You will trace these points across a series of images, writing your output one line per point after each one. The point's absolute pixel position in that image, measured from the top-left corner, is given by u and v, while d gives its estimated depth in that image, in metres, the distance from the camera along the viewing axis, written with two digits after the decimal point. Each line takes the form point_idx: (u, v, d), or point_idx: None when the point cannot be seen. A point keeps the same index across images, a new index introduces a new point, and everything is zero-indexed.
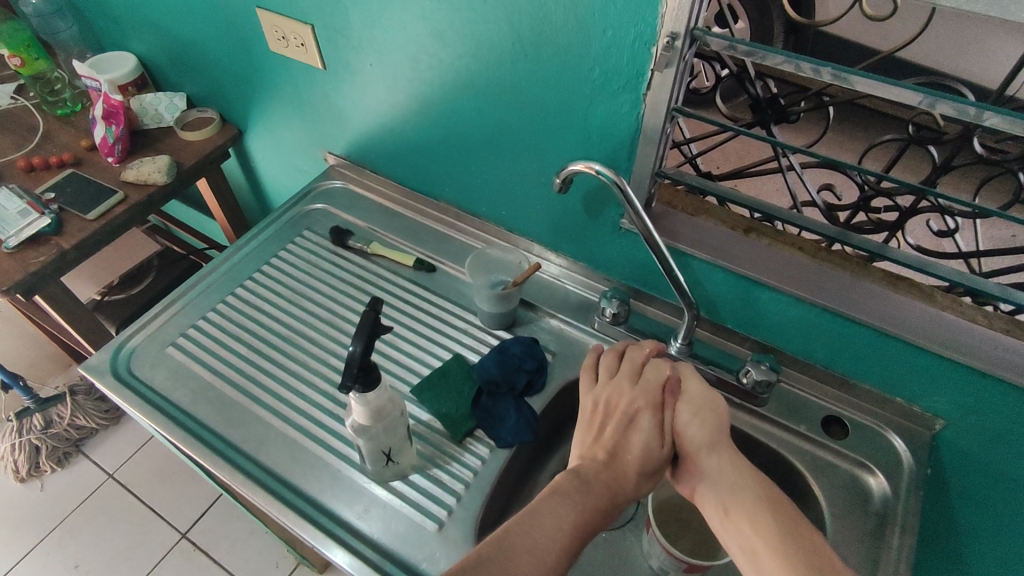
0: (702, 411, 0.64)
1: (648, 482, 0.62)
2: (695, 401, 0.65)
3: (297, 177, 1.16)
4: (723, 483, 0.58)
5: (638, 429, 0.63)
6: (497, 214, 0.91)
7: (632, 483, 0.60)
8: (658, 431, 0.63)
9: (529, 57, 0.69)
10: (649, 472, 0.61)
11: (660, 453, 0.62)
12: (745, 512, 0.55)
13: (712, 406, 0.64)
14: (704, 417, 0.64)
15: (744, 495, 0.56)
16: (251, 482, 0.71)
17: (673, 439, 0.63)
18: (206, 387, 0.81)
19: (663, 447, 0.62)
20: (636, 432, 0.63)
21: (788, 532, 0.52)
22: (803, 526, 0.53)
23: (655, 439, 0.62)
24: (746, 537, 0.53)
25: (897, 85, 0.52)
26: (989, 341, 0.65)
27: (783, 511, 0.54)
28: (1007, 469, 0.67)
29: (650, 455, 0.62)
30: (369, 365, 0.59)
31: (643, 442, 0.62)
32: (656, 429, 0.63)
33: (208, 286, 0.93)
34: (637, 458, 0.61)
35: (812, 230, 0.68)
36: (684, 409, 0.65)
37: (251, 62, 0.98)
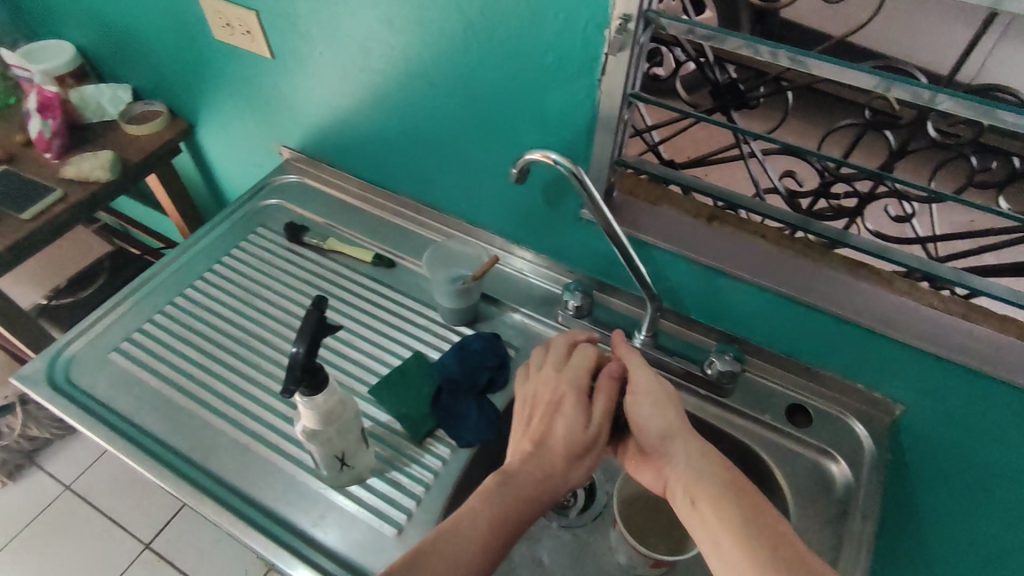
0: (655, 399, 0.62)
1: (578, 469, 0.60)
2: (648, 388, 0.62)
3: (252, 172, 1.12)
4: (687, 470, 0.55)
5: (562, 415, 0.62)
6: (458, 207, 0.89)
7: (559, 469, 0.58)
8: (584, 414, 0.62)
9: (481, 41, 0.67)
10: (575, 456, 0.60)
11: (586, 436, 0.60)
12: (709, 499, 0.52)
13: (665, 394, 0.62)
14: (662, 405, 0.61)
15: (706, 480, 0.53)
16: (199, 492, 0.68)
17: (602, 422, 0.62)
18: (152, 393, 0.77)
19: (588, 428, 0.61)
20: (560, 418, 0.62)
21: (751, 517, 0.49)
22: (769, 512, 0.50)
23: (578, 422, 0.61)
24: (709, 526, 0.51)
25: (854, 68, 0.52)
26: (946, 325, 0.65)
27: (747, 496, 0.51)
28: (964, 449, 0.68)
29: (575, 439, 0.60)
30: (314, 367, 0.56)
31: (567, 427, 0.61)
32: (581, 412, 0.62)
33: (154, 287, 0.89)
34: (563, 445, 0.60)
35: (773, 217, 0.67)
36: (641, 401, 0.62)
37: (196, 51, 0.94)
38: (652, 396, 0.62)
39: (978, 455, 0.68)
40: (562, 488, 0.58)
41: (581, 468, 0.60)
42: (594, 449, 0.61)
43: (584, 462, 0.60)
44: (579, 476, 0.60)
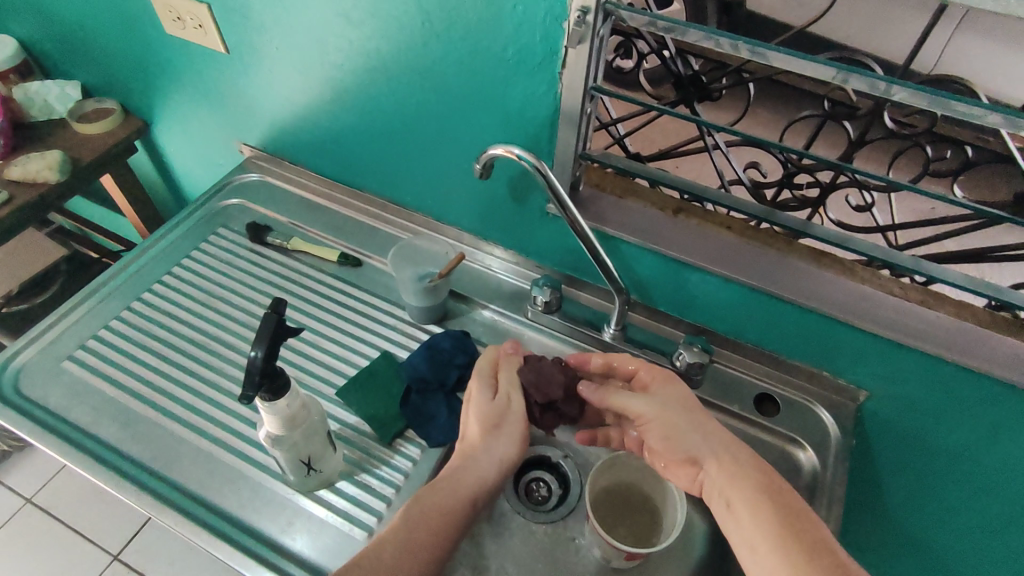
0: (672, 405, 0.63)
1: (497, 438, 0.63)
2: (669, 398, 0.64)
3: (212, 170, 1.09)
4: (717, 473, 0.57)
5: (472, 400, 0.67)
6: (424, 203, 0.88)
7: (477, 443, 0.63)
8: (489, 389, 0.67)
9: (440, 34, 0.66)
10: (490, 426, 0.64)
11: (493, 407, 0.65)
12: (745, 502, 0.54)
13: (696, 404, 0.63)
14: (683, 409, 0.62)
15: (738, 484, 0.55)
16: (161, 501, 0.66)
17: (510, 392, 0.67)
18: (109, 402, 0.74)
19: (495, 398, 0.66)
20: (471, 404, 0.66)
21: (790, 522, 0.51)
22: (816, 522, 0.51)
23: (486, 400, 0.66)
24: (746, 531, 0.52)
25: (811, 59, 0.52)
26: (906, 312, 0.66)
27: (784, 502, 0.53)
28: (924, 431, 0.70)
29: (485, 414, 0.65)
30: (274, 371, 0.55)
31: (477, 401, 0.66)
32: (487, 387, 0.67)
33: (110, 292, 0.86)
34: (476, 420, 0.64)
35: (738, 209, 0.67)
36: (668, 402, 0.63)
37: (148, 46, 0.90)
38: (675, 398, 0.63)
39: (937, 436, 0.70)
40: (489, 466, 0.61)
41: (502, 437, 0.63)
42: (510, 418, 0.65)
43: (504, 432, 0.64)
44: (501, 445, 0.63)
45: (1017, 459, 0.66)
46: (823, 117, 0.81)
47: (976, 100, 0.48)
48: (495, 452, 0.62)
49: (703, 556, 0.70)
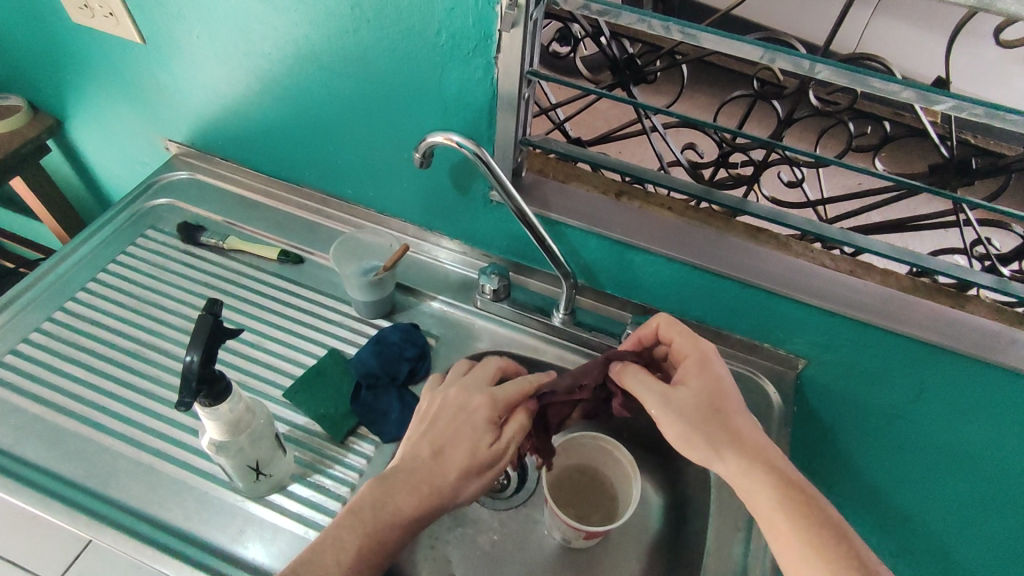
0: (694, 406, 0.58)
1: (470, 483, 0.60)
2: (691, 398, 0.58)
3: (136, 169, 1.03)
4: (739, 475, 0.54)
5: (471, 427, 0.61)
6: (365, 196, 0.85)
7: (451, 481, 0.58)
8: (493, 431, 0.61)
9: (370, 21, 0.64)
10: (473, 469, 0.60)
11: (493, 453, 0.60)
12: (773, 504, 0.52)
13: (723, 404, 0.58)
14: (701, 415, 0.57)
15: (760, 487, 0.53)
16: (98, 520, 0.63)
17: (512, 440, 0.62)
18: (34, 420, 0.70)
19: (496, 444, 0.61)
20: (466, 430, 0.61)
21: (821, 526, 0.50)
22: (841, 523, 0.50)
23: (484, 436, 0.61)
24: (778, 531, 0.51)
25: (739, 40, 0.53)
26: (837, 281, 0.69)
27: (811, 501, 0.51)
28: (859, 392, 0.74)
29: (481, 454, 0.60)
30: (212, 377, 0.53)
31: (474, 440, 0.60)
32: (490, 431, 0.61)
33: (28, 303, 0.80)
34: (464, 454, 0.59)
35: (677, 189, 0.68)
36: (689, 367, 0.62)
37: (53, 37, 0.84)
38: (694, 398, 0.58)
39: (871, 397, 0.74)
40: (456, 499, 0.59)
41: (478, 483, 0.60)
42: (498, 465, 0.62)
43: (484, 478, 0.61)
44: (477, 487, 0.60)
45: (942, 414, 0.71)
46: (753, 97, 0.84)
47: (891, 76, 0.50)
48: (463, 495, 0.59)
49: (659, 529, 0.72)
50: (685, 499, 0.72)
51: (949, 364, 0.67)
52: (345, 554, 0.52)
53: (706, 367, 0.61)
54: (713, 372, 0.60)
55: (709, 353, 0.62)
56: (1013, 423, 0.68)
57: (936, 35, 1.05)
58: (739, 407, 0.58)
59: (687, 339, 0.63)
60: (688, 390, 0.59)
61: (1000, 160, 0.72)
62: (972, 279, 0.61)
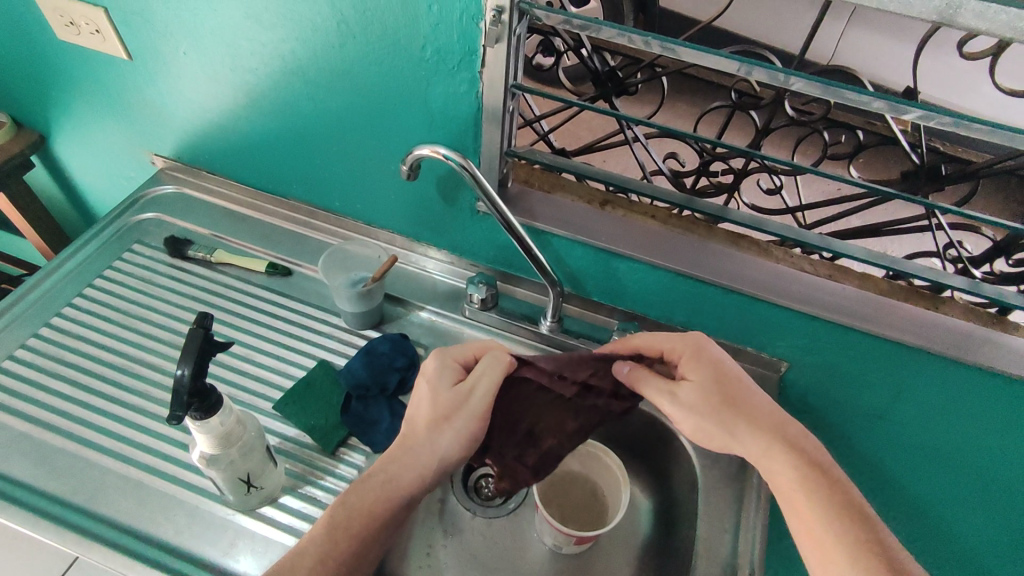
0: (706, 400, 0.59)
1: (441, 433, 0.59)
2: (699, 393, 0.59)
3: (120, 184, 1.03)
4: (762, 455, 0.56)
5: (426, 384, 0.62)
6: (353, 208, 0.86)
7: (420, 435, 0.59)
8: (450, 380, 0.62)
9: (356, 37, 0.65)
10: (437, 417, 0.60)
11: (452, 395, 0.60)
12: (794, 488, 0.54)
13: (729, 387, 0.59)
14: (713, 409, 0.58)
15: (787, 471, 0.54)
16: (86, 538, 0.62)
17: (478, 381, 0.61)
18: (20, 438, 0.69)
19: (456, 386, 0.61)
20: (424, 388, 0.62)
21: (830, 522, 0.51)
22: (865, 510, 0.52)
23: (440, 385, 0.61)
24: (802, 517, 0.53)
25: (717, 53, 0.54)
26: (816, 285, 0.71)
27: (840, 489, 0.53)
28: (840, 393, 0.76)
29: (441, 397, 0.60)
30: (203, 390, 0.53)
31: (432, 387, 0.61)
32: (445, 378, 0.62)
33: (12, 319, 0.79)
34: (427, 405, 0.60)
35: (659, 198, 0.70)
36: (690, 361, 0.61)
37: (37, 53, 0.84)
38: (700, 393, 0.59)
39: (853, 397, 0.75)
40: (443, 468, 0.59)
41: (452, 429, 0.59)
42: (467, 408, 0.60)
43: (458, 423, 0.60)
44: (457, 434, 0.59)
45: (922, 412, 0.73)
46: (732, 108, 0.86)
47: (863, 88, 0.52)
48: (440, 445, 0.59)
49: (648, 533, 0.73)
50: (673, 503, 0.73)
51: (926, 363, 0.69)
52: (326, 539, 0.54)
53: (700, 355, 0.61)
54: (705, 357, 0.60)
55: (698, 336, 0.62)
56: (988, 417, 0.70)
57: (907, 45, 1.09)
58: (742, 385, 0.59)
59: (672, 337, 0.63)
60: (694, 388, 0.59)
61: (969, 166, 0.75)
62: (946, 281, 0.63)
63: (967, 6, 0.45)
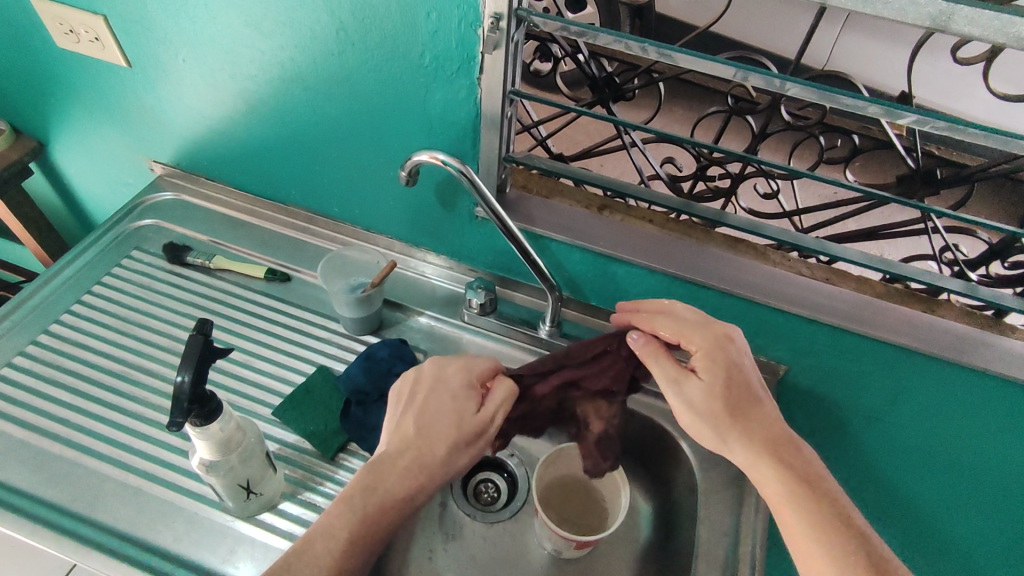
0: (714, 401, 0.58)
1: (458, 456, 0.60)
2: (706, 392, 0.58)
3: (119, 191, 1.03)
4: (750, 465, 0.56)
5: (453, 399, 0.61)
6: (351, 214, 0.86)
7: (440, 455, 0.58)
8: (475, 400, 0.62)
9: (355, 44, 0.65)
10: (460, 438, 0.60)
11: (477, 421, 0.61)
12: (784, 496, 0.54)
13: (739, 393, 0.58)
14: (717, 410, 0.58)
15: (783, 477, 0.55)
16: (85, 546, 0.62)
17: (496, 411, 0.62)
18: (18, 445, 0.69)
19: (480, 412, 0.62)
20: (450, 402, 0.61)
21: (825, 528, 0.52)
22: (856, 521, 0.52)
23: (468, 404, 0.61)
24: (796, 526, 0.53)
25: (712, 59, 0.55)
26: (813, 289, 0.72)
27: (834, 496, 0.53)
28: (838, 396, 0.76)
29: (465, 420, 0.60)
30: (203, 396, 0.53)
31: (456, 407, 0.61)
32: (473, 398, 0.62)
33: (11, 326, 0.79)
34: (450, 422, 0.60)
35: (656, 203, 0.70)
36: (708, 358, 0.59)
37: (36, 60, 0.85)
38: (707, 392, 0.58)
39: (850, 400, 0.76)
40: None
41: (467, 454, 0.61)
42: (485, 437, 0.62)
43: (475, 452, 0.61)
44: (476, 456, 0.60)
45: (919, 415, 0.73)
46: (728, 113, 0.86)
47: (859, 94, 0.52)
48: (454, 467, 0.59)
49: (648, 537, 0.73)
50: (673, 507, 0.73)
51: (923, 366, 0.69)
52: (335, 541, 0.52)
53: (721, 354, 0.59)
54: (724, 358, 0.59)
55: (728, 335, 0.60)
56: (985, 420, 0.71)
57: (901, 50, 1.10)
58: (752, 394, 0.59)
59: (703, 330, 0.61)
60: (705, 387, 0.58)
61: (963, 170, 0.75)
62: (941, 284, 0.64)
63: (959, 12, 0.46)
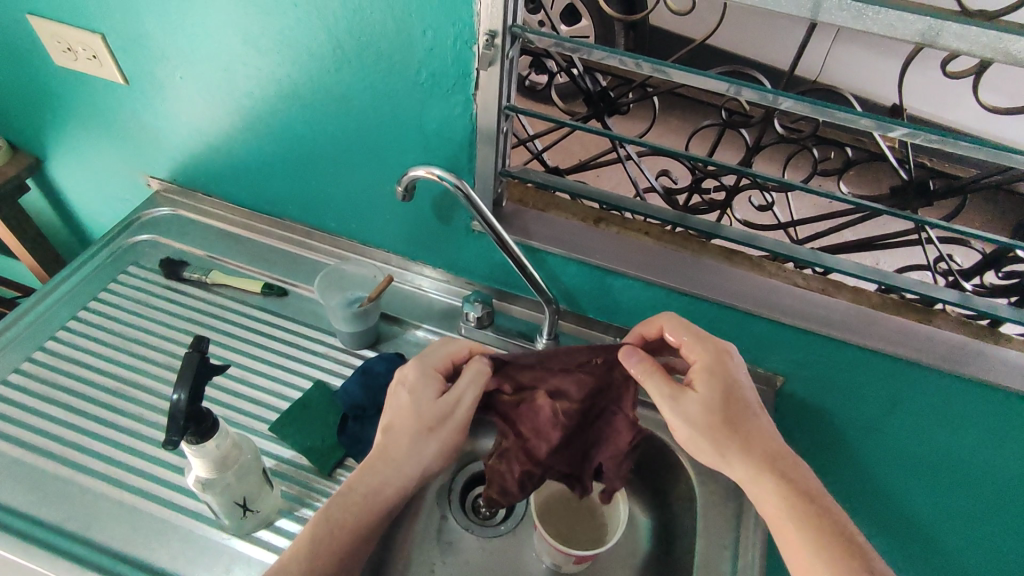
0: (710, 414, 0.58)
1: (426, 444, 0.60)
2: (698, 410, 0.58)
3: (116, 206, 1.03)
4: (750, 478, 0.56)
5: (412, 395, 0.61)
6: (348, 228, 0.86)
7: (405, 448, 0.59)
8: (435, 389, 0.62)
9: (351, 60, 0.66)
10: (423, 428, 0.60)
11: (437, 407, 0.61)
12: (783, 511, 0.54)
13: (735, 406, 0.58)
14: (712, 424, 0.58)
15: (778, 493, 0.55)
16: (80, 565, 0.62)
17: (464, 390, 0.62)
18: (12, 463, 0.69)
19: (441, 396, 0.62)
20: (409, 399, 0.61)
21: (822, 543, 0.52)
22: (852, 532, 0.53)
23: (426, 396, 0.61)
24: (792, 545, 0.53)
25: (705, 75, 0.55)
26: (809, 300, 0.72)
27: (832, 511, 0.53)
28: (835, 407, 0.76)
29: (424, 409, 0.61)
30: (200, 414, 0.53)
31: (414, 399, 0.61)
32: (432, 387, 0.62)
33: (8, 342, 0.79)
34: (411, 417, 0.60)
35: (652, 216, 0.71)
36: (704, 372, 0.60)
37: (34, 78, 0.85)
38: (703, 407, 0.58)
39: (847, 411, 0.76)
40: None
41: (437, 442, 0.60)
42: (452, 419, 0.61)
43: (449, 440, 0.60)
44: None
45: (917, 426, 0.73)
46: (723, 126, 0.87)
47: (851, 108, 0.53)
48: (426, 456, 0.59)
49: (649, 550, 0.73)
50: (672, 520, 0.73)
51: (919, 377, 0.69)
52: (301, 549, 0.53)
53: (720, 368, 0.60)
54: (716, 370, 0.60)
55: (724, 351, 0.61)
56: (983, 430, 0.71)
57: (892, 62, 1.11)
58: (749, 408, 0.59)
59: (699, 342, 0.61)
60: (701, 400, 0.59)
61: (955, 182, 0.76)
62: (937, 294, 0.64)
63: (949, 28, 0.47)
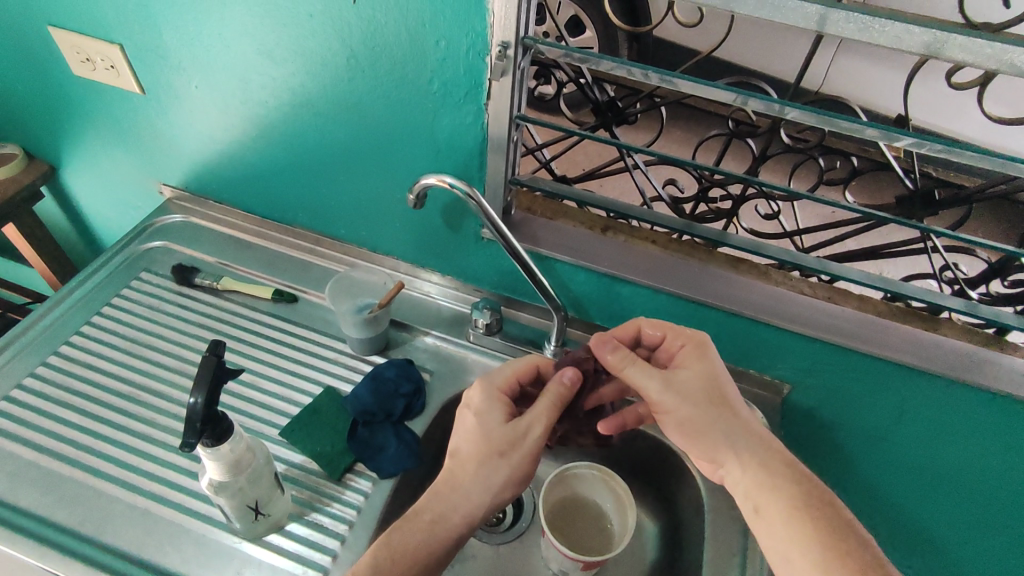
0: (699, 390, 0.59)
1: (494, 466, 0.57)
2: (692, 381, 0.60)
3: (129, 213, 1.04)
4: (751, 467, 0.55)
5: (480, 418, 0.60)
6: (358, 236, 0.87)
7: (470, 469, 0.57)
8: (502, 415, 0.61)
9: (365, 71, 0.67)
10: (493, 453, 0.58)
11: (506, 430, 0.59)
12: (790, 515, 0.52)
13: (719, 388, 0.59)
14: (701, 401, 0.58)
15: (784, 498, 0.53)
16: (94, 568, 0.62)
17: (532, 421, 0.59)
18: (28, 466, 0.69)
19: (508, 422, 0.60)
20: (477, 423, 0.60)
21: (829, 546, 0.49)
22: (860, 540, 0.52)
23: (493, 419, 0.60)
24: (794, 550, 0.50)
25: (713, 85, 0.56)
26: (815, 308, 0.72)
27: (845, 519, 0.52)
28: (841, 415, 0.77)
29: (487, 422, 0.60)
30: (215, 416, 0.54)
31: (480, 421, 0.60)
32: (498, 410, 0.61)
33: (23, 348, 0.80)
34: (475, 441, 0.59)
35: (659, 224, 0.72)
36: (688, 354, 0.62)
37: (52, 88, 0.87)
38: (692, 384, 0.59)
39: (855, 419, 0.76)
40: (471, 491, 0.56)
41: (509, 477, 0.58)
42: (523, 447, 0.58)
43: (507, 457, 0.58)
44: (497, 472, 0.57)
45: (924, 433, 0.73)
46: (729, 136, 0.88)
47: (857, 118, 0.54)
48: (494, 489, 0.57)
49: (656, 557, 0.74)
50: (680, 527, 0.73)
51: (926, 384, 0.69)
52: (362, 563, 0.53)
53: (702, 354, 0.61)
54: (696, 356, 0.61)
55: (703, 340, 0.63)
56: (990, 437, 0.71)
57: (896, 74, 1.12)
58: (734, 391, 0.60)
59: (677, 331, 0.64)
60: (689, 378, 0.60)
61: (959, 191, 0.77)
62: (943, 302, 0.65)
63: (953, 40, 0.47)
